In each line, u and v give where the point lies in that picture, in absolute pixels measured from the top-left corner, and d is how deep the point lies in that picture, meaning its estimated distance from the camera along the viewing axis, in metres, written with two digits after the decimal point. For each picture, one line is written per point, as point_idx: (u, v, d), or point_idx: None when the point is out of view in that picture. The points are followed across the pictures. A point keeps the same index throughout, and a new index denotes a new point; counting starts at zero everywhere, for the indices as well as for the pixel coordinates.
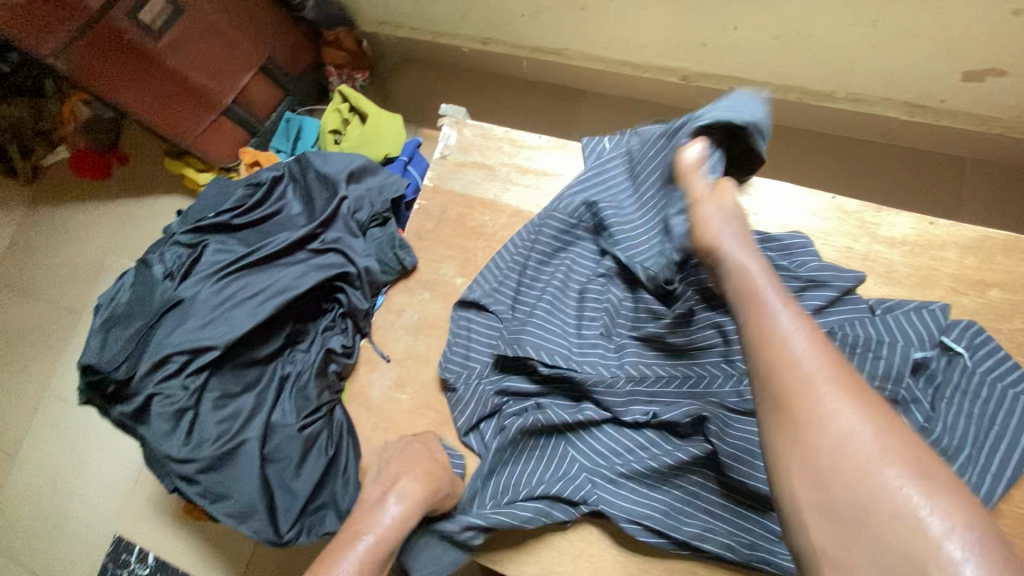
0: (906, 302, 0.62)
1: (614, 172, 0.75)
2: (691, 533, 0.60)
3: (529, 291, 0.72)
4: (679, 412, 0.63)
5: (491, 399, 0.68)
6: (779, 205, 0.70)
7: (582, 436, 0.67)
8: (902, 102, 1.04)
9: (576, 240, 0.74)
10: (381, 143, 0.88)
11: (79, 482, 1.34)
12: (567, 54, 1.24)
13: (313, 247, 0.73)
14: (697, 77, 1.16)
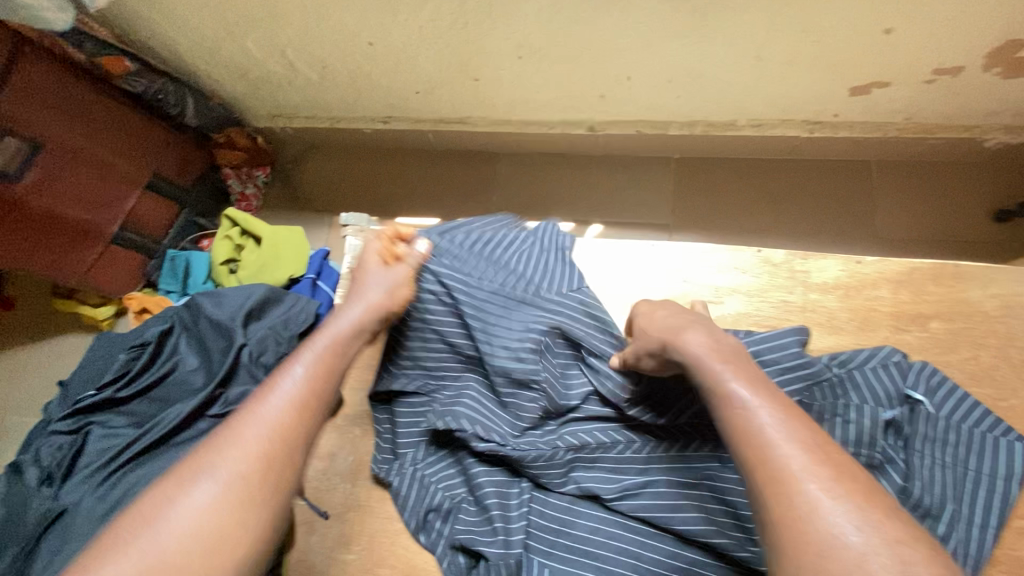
0: (860, 354, 0.60)
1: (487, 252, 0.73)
2: None
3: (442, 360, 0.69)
4: (632, 490, 0.59)
5: (436, 490, 0.64)
6: (707, 268, 0.68)
7: (541, 537, 0.60)
8: (800, 121, 1.07)
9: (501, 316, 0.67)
10: (282, 264, 0.80)
11: None
12: (471, 122, 1.21)
13: (215, 413, 0.64)
14: (603, 126, 1.16)
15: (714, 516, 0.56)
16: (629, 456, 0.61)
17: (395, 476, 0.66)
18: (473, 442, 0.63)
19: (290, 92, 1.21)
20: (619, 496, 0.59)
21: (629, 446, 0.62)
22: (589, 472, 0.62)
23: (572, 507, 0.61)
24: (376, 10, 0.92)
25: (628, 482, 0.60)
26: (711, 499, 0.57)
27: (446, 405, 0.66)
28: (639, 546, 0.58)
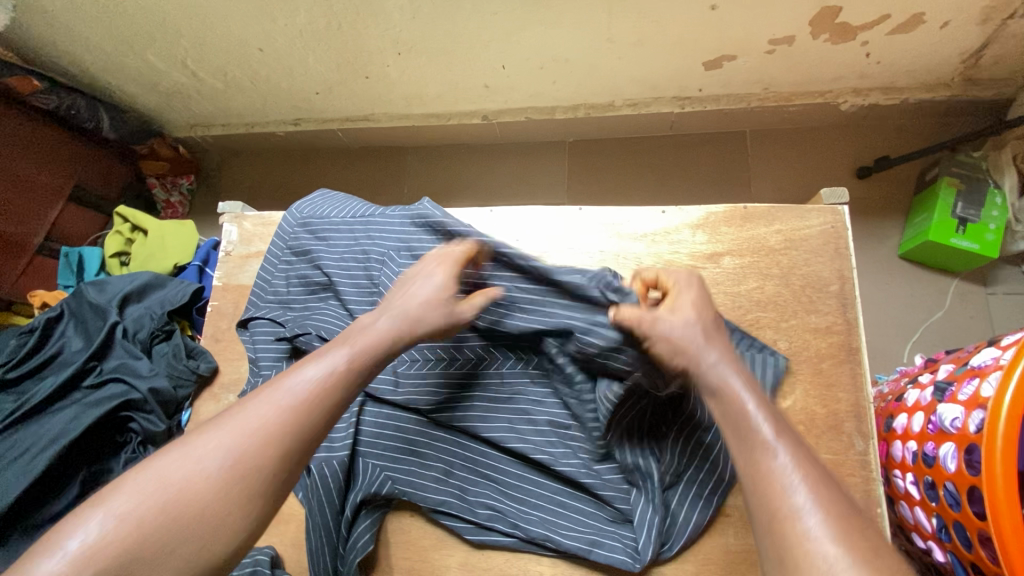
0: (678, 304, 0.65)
1: (375, 220, 0.79)
2: (484, 515, 0.63)
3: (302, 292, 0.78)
4: (457, 406, 0.67)
5: None
6: (528, 227, 0.76)
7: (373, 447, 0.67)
8: (670, 98, 1.15)
9: (356, 248, 0.77)
10: (168, 254, 0.87)
11: None
12: (375, 118, 1.29)
13: (88, 383, 0.72)
14: (496, 114, 1.24)
15: (522, 421, 0.66)
16: (457, 368, 0.69)
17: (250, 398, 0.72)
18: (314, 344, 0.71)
19: (203, 102, 1.28)
20: (447, 399, 0.68)
21: (458, 356, 0.70)
22: (423, 381, 0.69)
23: (408, 413, 0.69)
24: (257, 16, 1.00)
25: (455, 390, 0.68)
26: (521, 405, 0.66)
27: (298, 321, 0.74)
28: (460, 445, 0.66)
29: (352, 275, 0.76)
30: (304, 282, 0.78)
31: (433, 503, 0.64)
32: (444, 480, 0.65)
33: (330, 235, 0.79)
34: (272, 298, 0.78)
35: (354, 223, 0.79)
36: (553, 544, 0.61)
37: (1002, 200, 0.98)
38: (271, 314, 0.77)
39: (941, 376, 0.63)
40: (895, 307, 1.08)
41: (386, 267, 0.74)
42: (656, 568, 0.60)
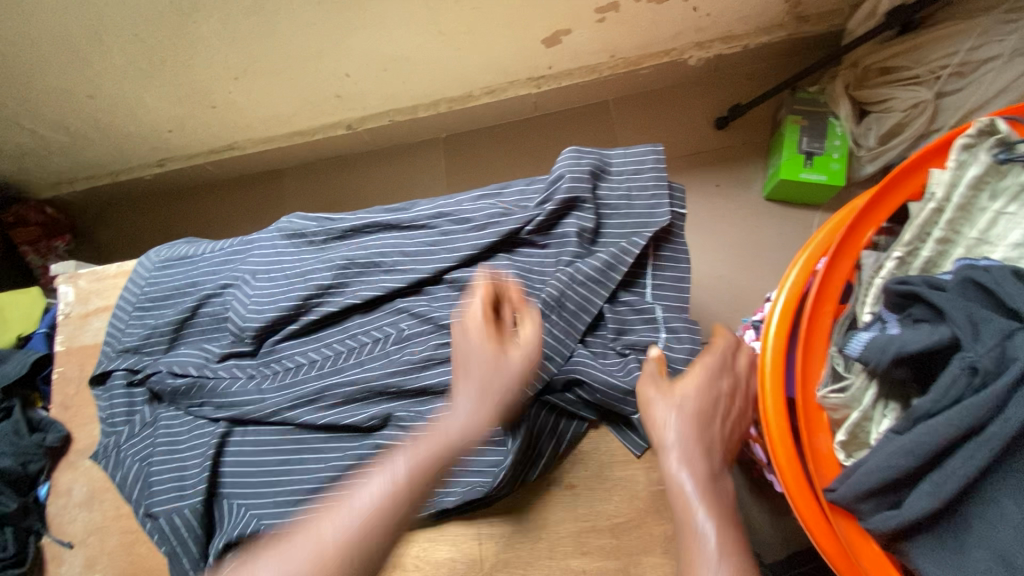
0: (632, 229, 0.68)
1: (225, 246, 0.77)
2: None
3: (150, 332, 0.74)
4: (316, 413, 0.68)
5: (136, 460, 0.69)
6: None
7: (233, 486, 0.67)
8: (525, 79, 1.15)
9: (206, 277, 0.75)
10: (10, 325, 0.84)
11: None
12: (239, 146, 1.25)
13: None
14: (359, 122, 1.22)
15: (380, 418, 0.67)
16: (311, 374, 0.70)
17: (110, 450, 0.71)
18: (171, 382, 0.71)
19: (56, 159, 1.23)
20: (300, 414, 0.68)
21: (312, 364, 0.70)
22: (276, 396, 0.69)
23: (268, 432, 0.69)
24: (71, 64, 0.95)
25: (312, 395, 0.68)
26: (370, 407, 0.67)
27: (152, 363, 0.73)
28: (321, 458, 0.67)
29: (206, 309, 0.74)
30: (153, 322, 0.75)
31: (298, 521, 0.65)
32: (309, 496, 0.65)
33: (178, 270, 0.77)
34: (123, 347, 0.74)
35: (203, 252, 0.77)
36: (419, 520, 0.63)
37: (841, 130, 1.02)
38: (122, 363, 0.74)
39: (756, 315, 0.66)
40: (767, 247, 1.12)
41: (239, 292, 0.73)
42: (512, 549, 0.62)
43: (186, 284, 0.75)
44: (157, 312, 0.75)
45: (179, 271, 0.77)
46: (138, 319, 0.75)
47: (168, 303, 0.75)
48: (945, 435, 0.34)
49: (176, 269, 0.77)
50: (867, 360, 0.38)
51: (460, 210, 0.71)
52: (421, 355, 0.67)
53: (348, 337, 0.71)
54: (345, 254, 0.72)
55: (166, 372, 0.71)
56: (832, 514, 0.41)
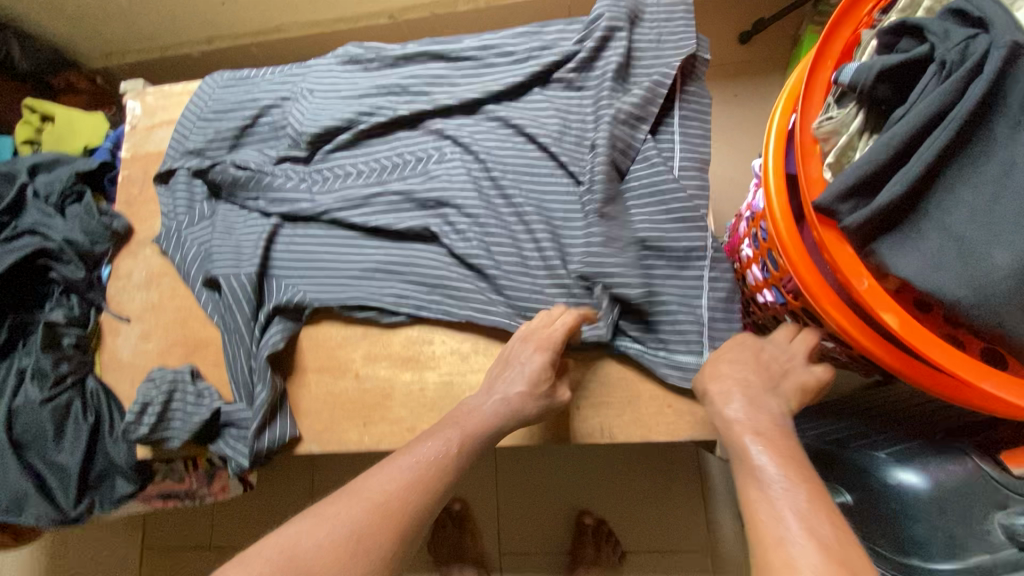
0: (657, 62, 0.74)
1: (284, 70, 0.84)
2: (389, 299, 0.72)
3: (212, 137, 0.82)
4: (362, 211, 0.75)
5: (196, 240, 0.77)
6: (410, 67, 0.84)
7: (283, 267, 0.75)
8: None
9: (266, 93, 0.82)
10: (78, 137, 0.91)
11: None
12: (286, 28, 1.32)
13: (4, 236, 0.75)
14: (401, 12, 1.28)
15: (422, 221, 0.74)
16: (358, 182, 0.77)
17: (173, 235, 0.78)
18: (233, 176, 0.78)
19: (113, 25, 1.30)
20: (349, 212, 0.76)
21: (360, 174, 0.78)
22: (327, 195, 0.77)
23: (316, 229, 0.77)
24: None
25: (357, 196, 0.76)
26: (410, 211, 0.75)
27: (214, 161, 0.80)
28: (366, 252, 0.75)
29: (265, 123, 0.82)
30: (215, 129, 0.82)
31: (341, 300, 0.73)
32: (353, 279, 0.74)
33: (238, 87, 0.84)
34: (187, 149, 0.82)
35: (264, 74, 0.85)
36: (448, 307, 0.71)
37: None
38: (185, 163, 0.81)
39: None
40: None
41: (297, 105, 0.80)
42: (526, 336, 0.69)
43: (247, 100, 0.83)
44: (218, 121, 0.82)
45: (240, 88, 0.84)
46: (201, 127, 0.83)
47: (228, 114, 0.82)
48: (912, 125, 0.42)
49: (239, 87, 0.84)
50: (855, 82, 0.45)
51: (504, 44, 0.78)
52: (464, 169, 0.75)
53: (393, 153, 0.78)
54: (395, 77, 0.79)
55: (229, 166, 0.79)
56: (818, 223, 0.48)
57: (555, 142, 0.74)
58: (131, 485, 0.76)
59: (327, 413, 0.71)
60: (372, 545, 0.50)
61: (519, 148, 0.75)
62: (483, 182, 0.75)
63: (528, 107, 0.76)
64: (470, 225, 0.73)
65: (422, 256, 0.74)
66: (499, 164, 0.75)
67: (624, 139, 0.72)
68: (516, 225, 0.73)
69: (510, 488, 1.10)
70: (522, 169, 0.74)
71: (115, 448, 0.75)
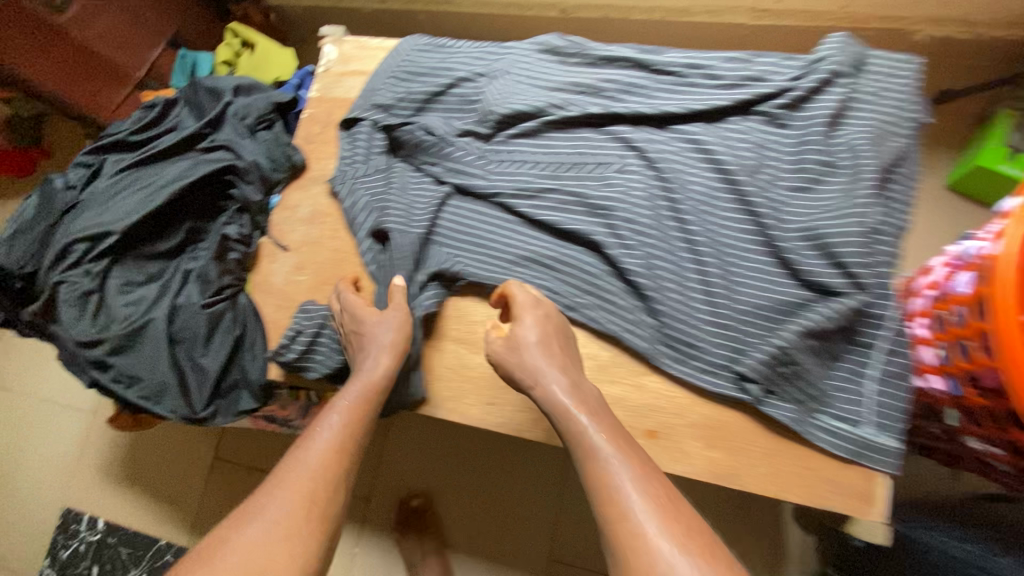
0: (877, 117, 0.70)
1: (481, 47, 0.86)
2: (541, 293, 0.72)
3: (402, 97, 0.84)
4: (533, 202, 0.76)
5: (370, 191, 0.80)
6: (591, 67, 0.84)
7: (445, 237, 0.77)
8: (747, 8, 1.18)
9: (462, 66, 0.85)
10: (272, 68, 0.96)
11: (29, 455, 1.38)
12: (456, 3, 1.35)
13: (201, 146, 0.80)
14: (573, 9, 1.28)
15: (589, 223, 0.74)
16: (534, 171, 0.78)
17: (348, 179, 0.82)
18: (417, 138, 0.81)
19: None
20: (519, 199, 0.77)
21: (537, 164, 0.78)
22: (501, 178, 0.78)
23: (481, 207, 0.78)
24: None
25: (532, 186, 0.77)
26: (579, 211, 0.75)
27: (400, 120, 0.83)
28: (526, 238, 0.75)
29: (453, 93, 0.84)
30: (406, 90, 0.85)
31: (494, 280, 0.74)
32: (508, 263, 0.75)
33: (435, 55, 0.86)
34: (375, 102, 0.85)
35: (461, 46, 0.87)
36: (600, 316, 0.71)
37: None
38: (373, 116, 0.84)
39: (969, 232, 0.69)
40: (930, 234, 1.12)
41: (491, 83, 0.82)
42: (674, 364, 0.68)
43: (441, 68, 0.85)
44: (410, 83, 0.85)
45: (437, 56, 0.86)
46: (393, 85, 0.86)
47: (420, 78, 0.85)
48: None
49: (436, 54, 0.87)
50: None
51: (711, 66, 0.76)
52: (643, 181, 0.74)
53: (572, 149, 0.78)
54: (593, 77, 0.79)
55: (413, 127, 0.81)
56: None
57: (744, 175, 0.72)
58: (254, 404, 0.78)
59: (458, 385, 0.73)
60: (308, 523, 0.54)
61: (704, 172, 0.73)
62: (660, 199, 0.73)
63: (722, 134, 0.74)
64: (642, 240, 0.71)
65: (584, 259, 0.73)
66: (680, 184, 0.73)
67: (824, 189, 0.69)
68: (684, 250, 0.71)
69: (574, 504, 1.12)
70: (703, 193, 0.72)
71: (252, 365, 0.78)
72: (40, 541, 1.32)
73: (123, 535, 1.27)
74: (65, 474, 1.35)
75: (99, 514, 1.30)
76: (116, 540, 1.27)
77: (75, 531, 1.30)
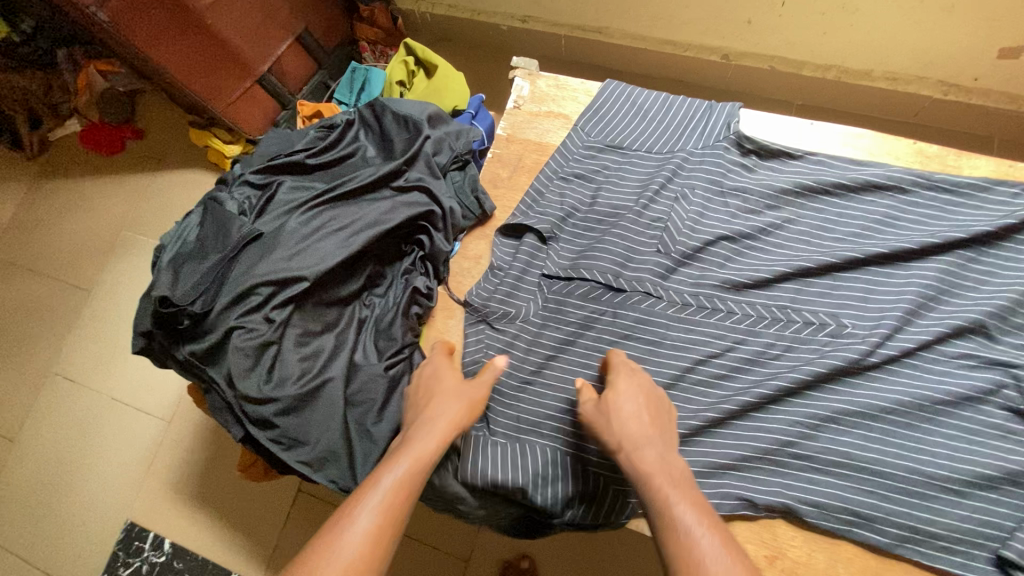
0: None
1: (680, 113, 0.76)
2: (779, 425, 0.60)
3: (590, 180, 0.75)
4: (771, 295, 0.66)
5: (564, 286, 0.70)
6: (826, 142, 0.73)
7: (663, 328, 0.66)
8: (937, 81, 1.09)
9: (662, 137, 0.75)
10: (448, 96, 0.87)
11: (95, 457, 1.29)
12: (608, 33, 1.26)
13: (396, 185, 0.71)
14: (738, 57, 1.20)
15: (835, 332, 0.63)
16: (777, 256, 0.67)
17: (505, 323, 0.69)
18: (621, 222, 0.71)
19: None
20: (749, 331, 0.65)
21: (778, 252, 0.68)
22: (715, 304, 0.66)
23: (700, 283, 0.68)
24: None
25: (774, 273, 0.66)
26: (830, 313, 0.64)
27: (591, 207, 0.73)
28: (761, 385, 0.62)
29: (627, 212, 0.71)
30: (592, 174, 0.75)
31: (724, 455, 0.60)
32: (736, 423, 0.61)
33: (621, 126, 0.77)
34: (556, 183, 0.75)
35: (655, 110, 0.77)
36: (856, 462, 0.58)
37: None
38: (555, 196, 0.74)
39: None
40: None
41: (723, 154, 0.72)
42: (959, 526, 0.55)
43: (630, 159, 0.75)
44: (595, 162, 0.75)
45: (623, 130, 0.77)
46: (578, 162, 0.76)
47: (606, 157, 0.75)
48: None
49: (614, 144, 0.76)
50: None
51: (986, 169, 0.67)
52: (896, 284, 0.63)
53: (818, 231, 0.68)
54: (843, 158, 0.70)
55: (620, 209, 0.72)
56: None
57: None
58: None
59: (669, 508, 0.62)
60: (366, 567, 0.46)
61: (971, 285, 0.62)
62: (924, 320, 0.61)
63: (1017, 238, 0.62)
64: (899, 368, 0.61)
65: (832, 381, 0.61)
66: (939, 306, 0.62)
67: None
68: (955, 386, 0.59)
69: None
70: (980, 306, 0.60)
71: None
72: (96, 554, 1.22)
73: (191, 562, 1.17)
74: (131, 483, 1.26)
75: (164, 534, 1.21)
76: (183, 565, 1.17)
77: (138, 548, 1.20)
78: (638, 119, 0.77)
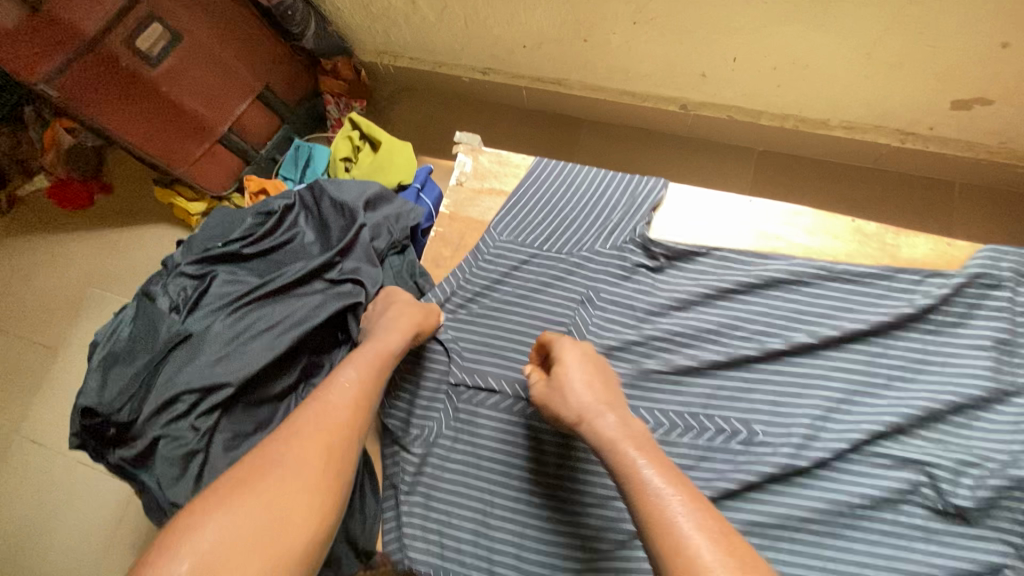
0: None
1: (592, 206, 0.77)
2: None
3: (504, 279, 0.75)
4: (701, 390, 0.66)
5: (479, 395, 0.71)
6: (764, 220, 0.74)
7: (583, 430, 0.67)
8: (893, 129, 1.09)
9: (573, 233, 0.76)
10: (393, 171, 0.87)
11: (60, 523, 1.28)
12: (567, 84, 1.26)
13: (330, 277, 0.72)
14: (696, 106, 1.19)
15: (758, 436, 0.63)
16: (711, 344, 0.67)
17: (416, 444, 0.70)
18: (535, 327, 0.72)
19: (404, 30, 1.26)
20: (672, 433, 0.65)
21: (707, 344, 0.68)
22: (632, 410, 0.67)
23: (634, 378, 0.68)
24: None
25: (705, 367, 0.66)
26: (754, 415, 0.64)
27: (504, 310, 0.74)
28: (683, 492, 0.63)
29: (537, 319, 0.72)
30: (503, 273, 0.75)
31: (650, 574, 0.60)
32: None
33: (533, 223, 0.77)
34: (470, 288, 0.75)
35: (569, 205, 0.78)
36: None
37: None
38: (467, 300, 0.75)
39: None
40: None
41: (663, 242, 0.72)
42: None
43: (541, 258, 0.75)
44: (506, 261, 0.75)
45: (534, 227, 0.77)
46: (490, 261, 0.75)
47: (518, 256, 0.75)
48: None
49: (529, 242, 0.76)
50: None
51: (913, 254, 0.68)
52: (813, 386, 0.64)
53: (750, 317, 0.68)
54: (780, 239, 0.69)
55: (533, 310, 0.73)
56: None
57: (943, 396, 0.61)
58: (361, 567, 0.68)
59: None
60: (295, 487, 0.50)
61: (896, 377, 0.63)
62: (839, 425, 0.62)
63: (929, 319, 0.64)
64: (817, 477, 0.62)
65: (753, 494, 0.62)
66: (856, 407, 0.63)
67: None
68: (867, 497, 0.60)
69: None
70: (901, 405, 0.62)
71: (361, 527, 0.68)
72: None
73: None
74: (95, 551, 1.24)
75: None
76: None
77: None
78: (550, 216, 0.77)
